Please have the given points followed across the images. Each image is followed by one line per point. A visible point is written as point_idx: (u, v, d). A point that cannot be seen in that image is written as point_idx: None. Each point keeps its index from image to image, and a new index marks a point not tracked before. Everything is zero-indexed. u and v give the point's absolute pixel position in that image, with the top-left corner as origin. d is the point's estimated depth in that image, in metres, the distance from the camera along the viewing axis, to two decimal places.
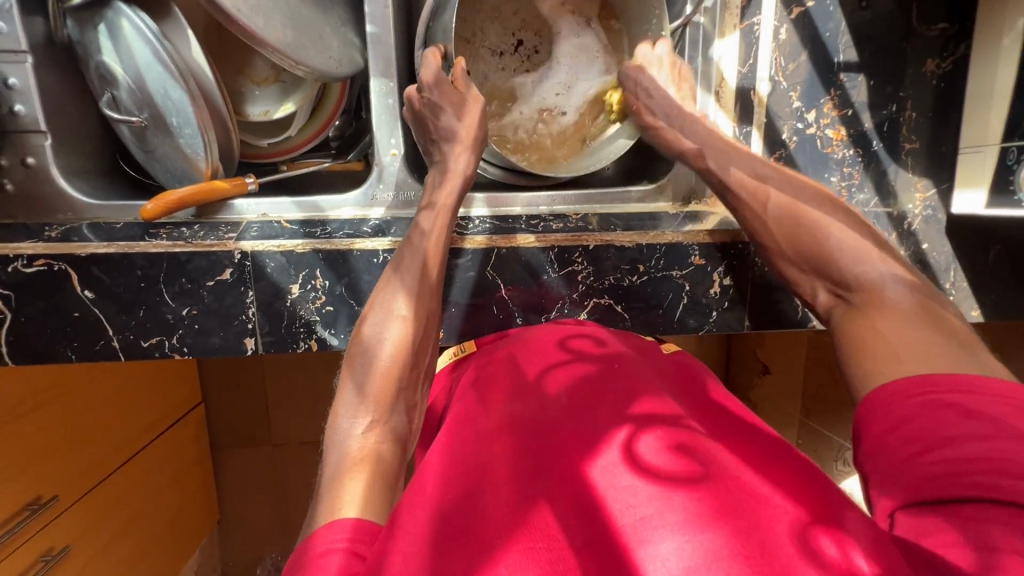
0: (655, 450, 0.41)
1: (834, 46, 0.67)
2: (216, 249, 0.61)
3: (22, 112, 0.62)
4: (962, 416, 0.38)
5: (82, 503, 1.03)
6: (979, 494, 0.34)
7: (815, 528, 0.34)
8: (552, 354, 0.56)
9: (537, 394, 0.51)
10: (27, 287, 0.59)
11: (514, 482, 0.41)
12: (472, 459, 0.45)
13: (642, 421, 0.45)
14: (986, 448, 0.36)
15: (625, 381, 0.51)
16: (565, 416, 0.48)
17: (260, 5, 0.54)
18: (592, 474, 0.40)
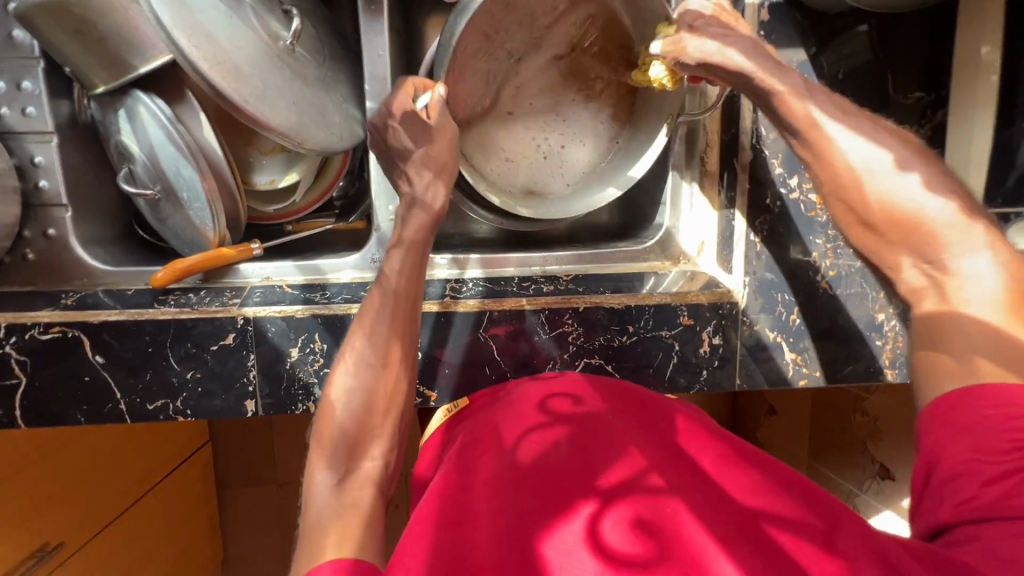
0: (624, 537, 0.42)
1: None
2: (221, 315, 0.64)
3: (46, 187, 0.66)
4: (1006, 434, 0.41)
5: (88, 548, 1.05)
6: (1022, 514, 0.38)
7: None
8: (534, 407, 0.56)
9: (517, 452, 0.52)
10: (42, 353, 0.62)
11: (489, 551, 0.42)
12: (449, 523, 0.45)
13: (617, 496, 0.45)
14: None
15: (605, 443, 0.51)
16: (545, 481, 0.48)
17: (266, 93, 0.58)
18: (566, 553, 0.41)
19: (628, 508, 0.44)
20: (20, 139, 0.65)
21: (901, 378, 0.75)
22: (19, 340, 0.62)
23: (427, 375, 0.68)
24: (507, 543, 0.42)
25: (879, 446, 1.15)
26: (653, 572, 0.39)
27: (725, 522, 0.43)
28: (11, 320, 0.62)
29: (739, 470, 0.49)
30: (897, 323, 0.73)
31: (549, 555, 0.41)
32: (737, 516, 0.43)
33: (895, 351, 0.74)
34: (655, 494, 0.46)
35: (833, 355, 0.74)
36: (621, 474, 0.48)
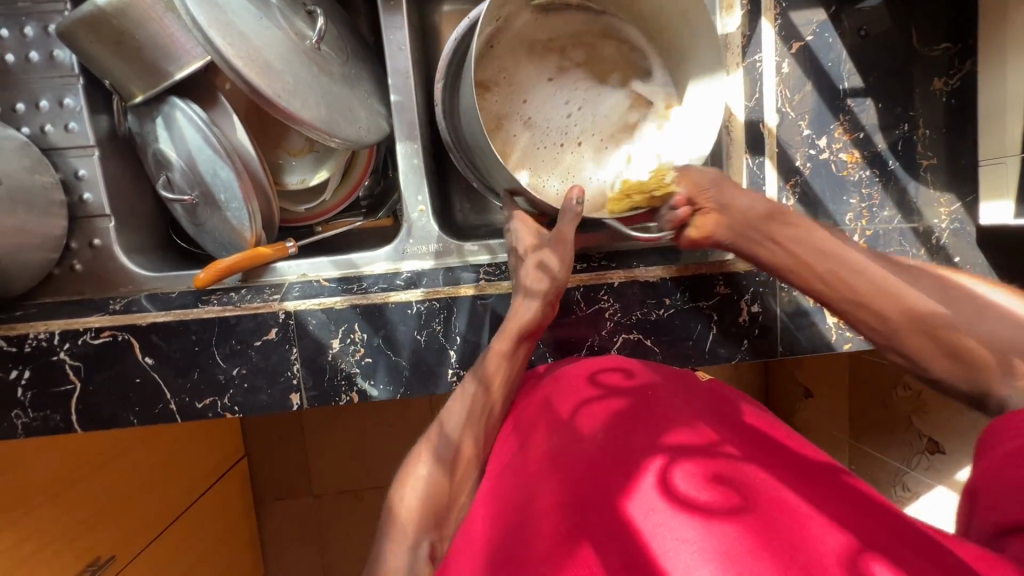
0: (692, 480, 0.41)
1: (837, 74, 0.68)
2: (263, 310, 0.65)
3: (90, 199, 0.69)
4: None
5: (137, 563, 1.06)
6: None
7: (864, 549, 0.33)
8: (584, 381, 0.55)
9: (573, 427, 0.50)
10: (95, 358, 0.64)
11: (562, 523, 0.40)
12: (512, 501, 0.43)
13: (689, 459, 0.43)
14: None
15: (667, 412, 0.50)
16: (607, 453, 0.46)
17: (296, 88, 0.60)
18: (641, 515, 0.39)
19: (702, 468, 0.42)
20: (64, 154, 0.68)
21: None
22: (72, 346, 0.63)
23: (466, 360, 0.68)
24: (577, 513, 0.40)
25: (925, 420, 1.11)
26: (745, 528, 0.36)
27: (807, 486, 0.40)
28: (64, 326, 0.63)
29: (791, 437, 0.49)
30: None
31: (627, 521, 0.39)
32: (817, 482, 0.41)
33: None
34: (728, 459, 0.43)
35: None
36: (687, 440, 0.46)
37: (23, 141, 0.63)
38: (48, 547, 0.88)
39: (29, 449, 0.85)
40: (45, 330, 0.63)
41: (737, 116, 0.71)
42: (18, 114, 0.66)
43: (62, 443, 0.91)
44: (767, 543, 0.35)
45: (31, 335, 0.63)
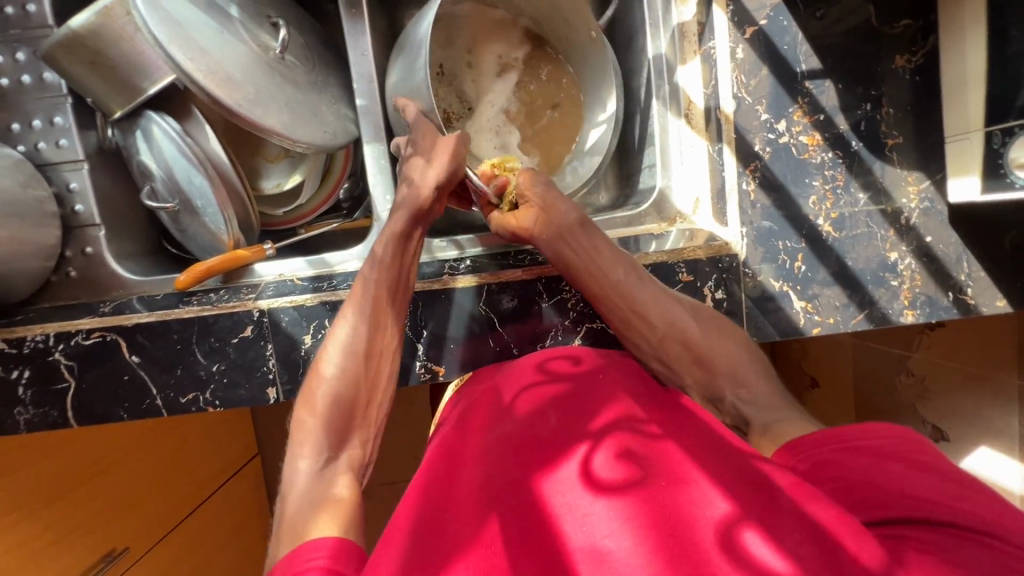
0: (607, 459, 0.43)
1: (794, 57, 0.68)
2: (238, 309, 0.69)
3: (81, 210, 0.74)
4: (879, 457, 0.42)
5: (154, 553, 1.12)
6: (914, 517, 0.39)
7: (742, 516, 0.36)
8: (532, 369, 0.58)
9: (512, 409, 0.53)
10: (87, 357, 0.68)
11: (477, 496, 0.43)
12: (442, 479, 0.47)
13: (607, 437, 0.45)
14: (914, 471, 0.41)
15: (601, 396, 0.52)
16: (536, 434, 0.49)
17: (258, 97, 0.63)
18: (552, 492, 0.41)
19: (618, 444, 0.45)
20: (57, 169, 0.73)
21: (925, 319, 0.72)
22: (66, 347, 0.68)
23: (434, 352, 0.70)
24: (492, 486, 0.44)
25: (928, 407, 1.08)
26: (637, 499, 0.39)
27: (714, 459, 0.42)
28: (58, 329, 0.68)
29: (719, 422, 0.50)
30: (912, 260, 0.71)
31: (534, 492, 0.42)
32: (727, 455, 0.43)
33: (915, 291, 0.71)
34: (646, 437, 0.46)
35: (846, 300, 0.71)
36: (613, 420, 0.48)
37: (17, 159, 0.68)
38: (61, 540, 0.93)
39: (43, 443, 0.91)
40: (41, 332, 0.68)
41: (696, 103, 0.75)
42: (15, 133, 0.71)
43: (76, 439, 0.97)
44: (653, 511, 0.37)
45: (29, 337, 0.68)
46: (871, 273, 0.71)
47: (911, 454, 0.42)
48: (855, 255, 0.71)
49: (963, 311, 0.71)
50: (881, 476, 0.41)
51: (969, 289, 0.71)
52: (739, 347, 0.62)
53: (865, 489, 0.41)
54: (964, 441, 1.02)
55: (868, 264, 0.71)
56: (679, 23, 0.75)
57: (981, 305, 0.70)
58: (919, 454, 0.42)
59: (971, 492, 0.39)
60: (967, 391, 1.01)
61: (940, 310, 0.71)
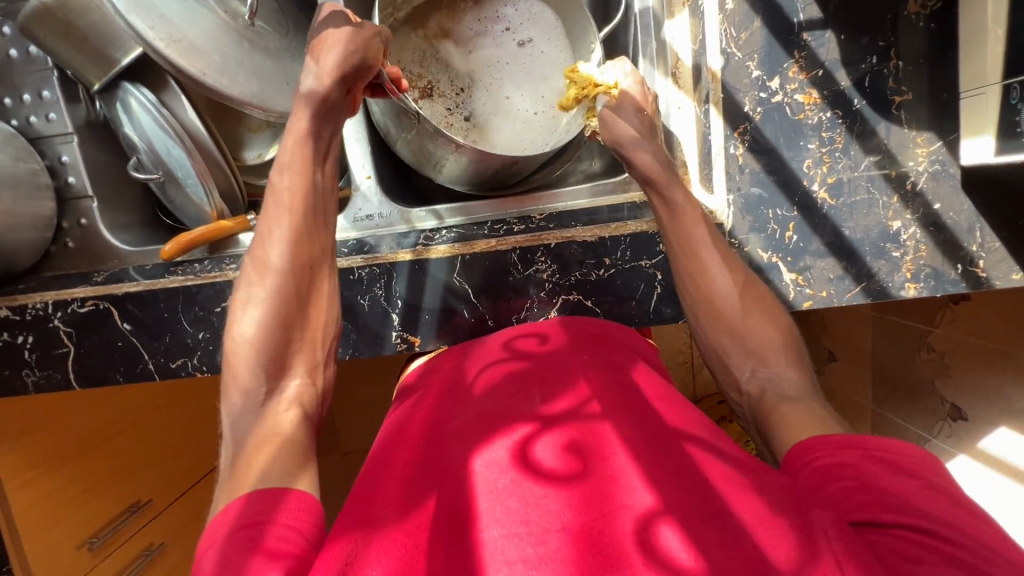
0: (547, 447, 0.43)
1: (790, 6, 0.62)
2: (219, 279, 0.70)
3: (74, 183, 0.76)
4: (898, 472, 0.41)
5: (174, 506, 1.20)
6: (914, 525, 0.37)
7: (662, 513, 0.35)
8: (501, 349, 0.59)
9: (468, 391, 0.55)
10: (83, 324, 0.72)
11: (419, 477, 0.45)
12: (390, 456, 0.49)
13: (552, 420, 0.46)
14: (929, 493, 0.39)
15: (557, 376, 0.53)
16: (486, 414, 0.49)
17: (224, 66, 0.62)
18: (485, 474, 0.42)
19: (561, 429, 0.45)
20: (50, 142, 0.75)
21: (929, 293, 0.67)
22: (64, 314, 0.72)
23: (409, 322, 0.70)
24: (434, 467, 0.45)
25: (948, 384, 1.02)
26: (567, 486, 0.39)
27: (649, 442, 0.42)
28: (56, 297, 0.72)
29: (673, 408, 0.48)
30: (916, 229, 0.66)
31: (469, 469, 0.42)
32: (663, 438, 0.43)
33: (919, 263, 0.67)
34: (589, 419, 0.46)
35: (841, 272, 0.67)
36: (564, 401, 0.48)
37: (9, 133, 0.70)
38: (88, 492, 1.01)
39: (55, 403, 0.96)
40: (41, 300, 0.72)
41: (684, 61, 0.69)
42: (8, 108, 0.74)
43: (94, 398, 1.03)
44: (578, 499, 0.38)
45: (30, 305, 0.72)
46: (870, 243, 0.66)
47: (923, 473, 0.41)
48: (853, 223, 0.66)
49: (973, 284, 0.66)
50: (890, 484, 0.40)
51: (980, 261, 0.65)
52: (774, 331, 0.59)
53: (863, 492, 0.40)
54: (983, 421, 0.97)
55: (867, 233, 0.66)
56: None
57: (993, 278, 0.65)
58: (937, 483, 0.40)
59: (958, 510, 0.38)
60: (988, 368, 0.94)
61: (947, 283, 0.66)
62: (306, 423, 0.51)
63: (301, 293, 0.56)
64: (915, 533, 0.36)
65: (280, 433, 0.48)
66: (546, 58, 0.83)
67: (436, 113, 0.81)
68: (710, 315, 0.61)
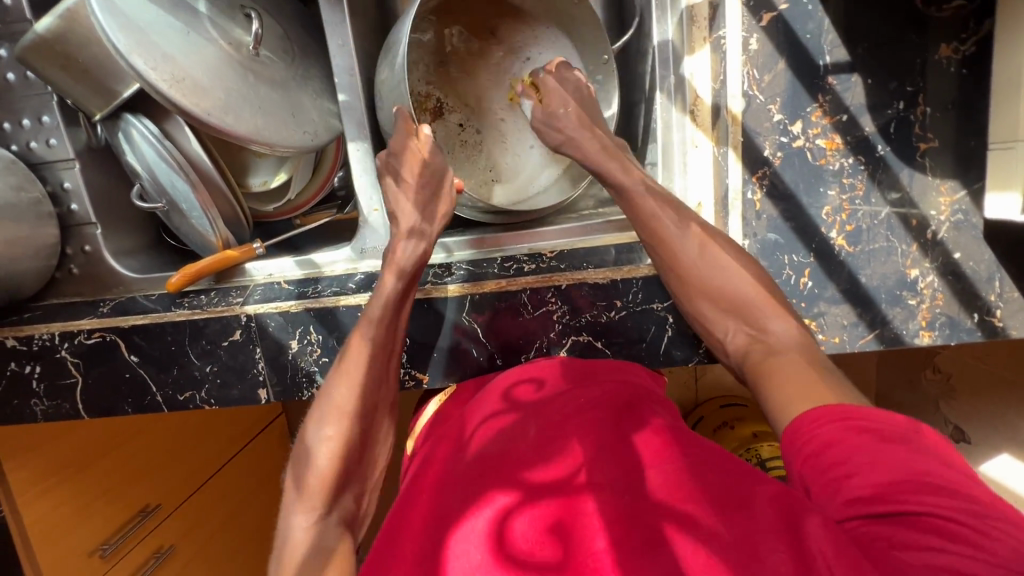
0: (525, 526, 0.44)
1: (817, 47, 0.60)
2: (226, 313, 0.70)
3: (77, 209, 0.75)
4: (882, 440, 0.40)
5: (182, 509, 1.22)
6: (913, 509, 0.35)
7: None
8: (497, 400, 0.60)
9: (466, 450, 0.56)
10: (90, 355, 0.72)
11: (415, 537, 0.47)
12: (401, 515, 0.50)
13: (538, 493, 0.47)
14: (920, 462, 0.38)
15: (550, 433, 0.54)
16: (473, 480, 0.50)
17: (229, 103, 0.60)
18: (464, 552, 0.43)
19: (540, 506, 0.46)
20: (51, 168, 0.74)
21: (943, 341, 0.66)
22: (70, 345, 0.72)
23: (417, 360, 0.70)
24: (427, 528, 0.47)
25: (954, 408, 1.02)
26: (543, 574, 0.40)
27: (627, 525, 0.42)
28: (62, 328, 0.71)
29: (664, 469, 0.48)
30: (934, 278, 0.65)
31: (452, 547, 0.44)
32: (645, 518, 0.43)
33: (934, 311, 0.66)
34: (575, 489, 0.47)
35: (855, 318, 0.66)
36: (553, 470, 0.49)
37: (10, 161, 0.68)
38: (95, 502, 1.02)
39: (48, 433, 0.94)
40: (47, 331, 0.71)
41: (704, 99, 0.65)
42: (7, 133, 0.72)
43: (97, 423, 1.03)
44: None
45: (37, 336, 0.72)
46: (886, 291, 0.65)
47: (906, 437, 0.40)
48: (870, 271, 0.65)
49: (989, 334, 0.65)
50: (875, 458, 0.39)
51: (998, 310, 0.64)
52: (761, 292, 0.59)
53: (848, 481, 0.39)
54: (986, 448, 0.97)
55: (884, 281, 0.65)
56: (688, 5, 0.65)
57: (1010, 328, 0.64)
58: (925, 447, 0.39)
59: (949, 471, 0.37)
60: (995, 397, 0.94)
61: (962, 332, 0.66)
62: (344, 525, 0.54)
63: (351, 410, 0.60)
64: (914, 518, 0.35)
65: (319, 535, 0.52)
66: None
67: (449, 132, 0.80)
68: (681, 284, 0.62)
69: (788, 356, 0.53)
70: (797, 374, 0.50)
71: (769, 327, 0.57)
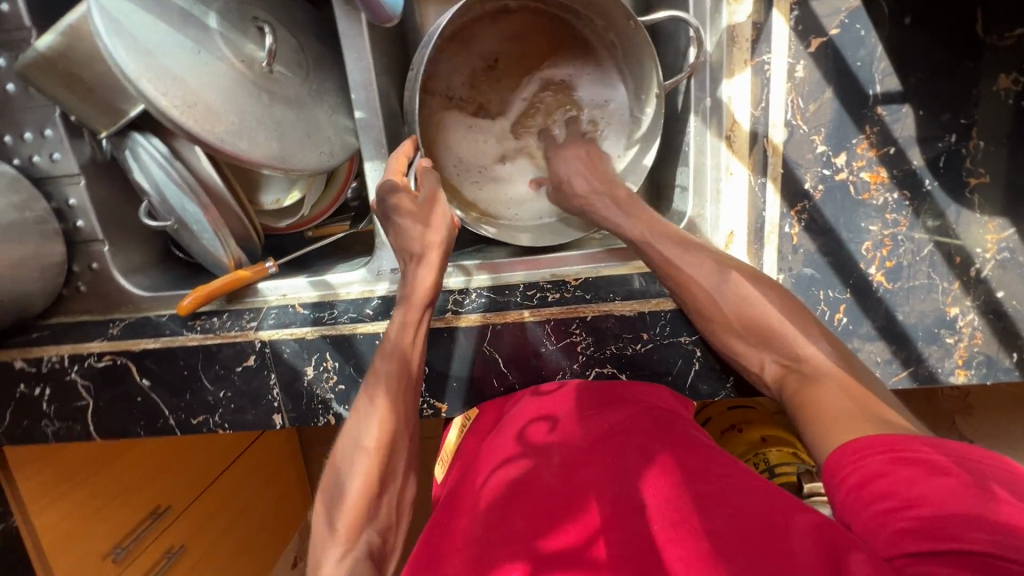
0: None
1: (867, 76, 0.57)
2: (240, 339, 0.68)
3: (83, 226, 0.72)
4: (931, 470, 0.35)
5: (193, 507, 1.16)
6: (965, 546, 0.30)
7: None
8: (512, 445, 0.59)
9: (483, 505, 0.55)
10: (101, 378, 0.70)
11: None
12: (434, 542, 0.52)
13: (549, 561, 0.46)
14: (975, 493, 0.33)
15: (565, 486, 0.53)
16: (491, 540, 0.49)
17: (243, 127, 0.57)
18: None
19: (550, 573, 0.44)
20: (56, 183, 0.71)
21: (980, 380, 0.64)
22: (81, 368, 0.70)
23: (436, 389, 0.68)
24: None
25: None
26: None
27: None
28: (71, 350, 0.69)
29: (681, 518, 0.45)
30: (975, 316, 0.62)
31: None
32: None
33: (972, 349, 0.63)
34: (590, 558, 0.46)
35: (889, 355, 0.63)
36: (567, 536, 0.48)
37: (12, 177, 0.66)
38: (106, 507, 0.96)
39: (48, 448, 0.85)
40: (56, 353, 0.70)
41: (742, 124, 0.62)
42: (9, 146, 0.69)
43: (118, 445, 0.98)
44: None
45: (46, 358, 0.70)
46: (923, 328, 0.63)
47: (960, 468, 0.35)
48: (908, 308, 0.62)
49: None
50: (921, 490, 0.34)
51: None
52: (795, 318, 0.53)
53: (896, 514, 0.35)
54: None
55: (922, 318, 0.62)
56: (729, 25, 0.61)
57: None
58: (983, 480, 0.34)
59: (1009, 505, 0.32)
60: None
61: (1000, 371, 0.63)
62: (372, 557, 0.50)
63: (371, 438, 0.56)
64: (966, 557, 0.30)
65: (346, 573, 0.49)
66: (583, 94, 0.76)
67: (486, 141, 0.76)
68: (698, 314, 0.59)
69: (823, 385, 0.48)
70: (834, 408, 0.45)
71: (803, 352, 0.51)
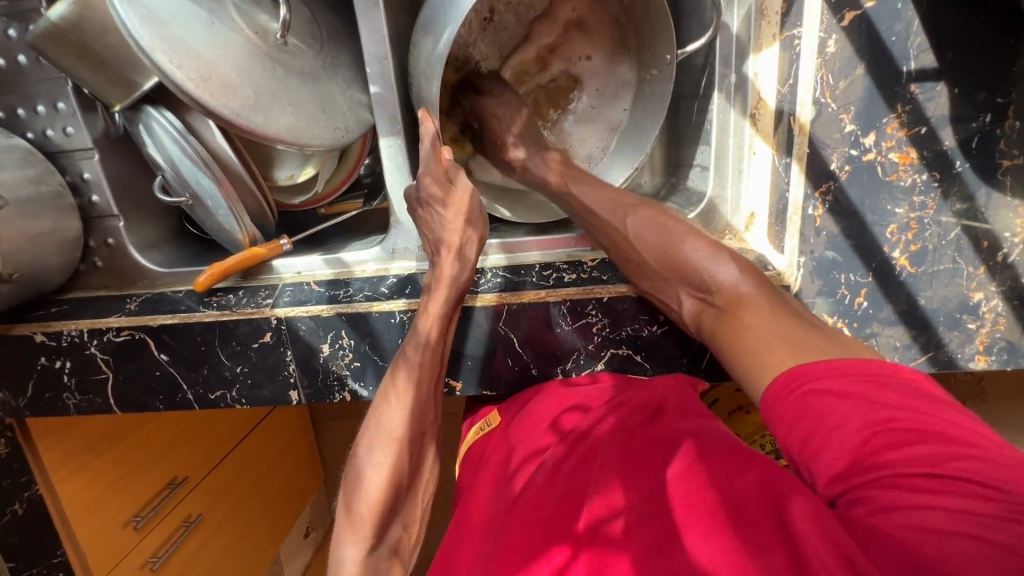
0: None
1: (902, 51, 0.54)
2: (256, 316, 0.68)
3: (98, 201, 0.72)
4: (839, 398, 0.39)
5: (210, 477, 1.19)
6: (912, 468, 0.34)
7: None
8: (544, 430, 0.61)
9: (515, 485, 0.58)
10: (120, 352, 0.71)
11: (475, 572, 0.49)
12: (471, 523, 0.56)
13: (585, 539, 0.47)
14: (894, 410, 0.37)
15: (593, 467, 0.54)
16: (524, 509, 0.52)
17: (258, 102, 0.56)
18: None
19: (591, 549, 0.45)
20: (70, 157, 0.70)
21: (1000, 366, 0.63)
22: (100, 342, 0.71)
23: (451, 368, 0.68)
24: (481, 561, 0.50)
25: None
26: None
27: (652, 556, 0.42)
28: (90, 325, 0.70)
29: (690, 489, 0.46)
30: (998, 302, 0.61)
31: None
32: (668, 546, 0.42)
33: (994, 335, 0.62)
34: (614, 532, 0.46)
35: (909, 340, 0.63)
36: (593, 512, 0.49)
37: (26, 150, 0.65)
38: (127, 476, 0.98)
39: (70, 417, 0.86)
40: (75, 328, 0.70)
41: (768, 101, 0.64)
42: (22, 119, 0.68)
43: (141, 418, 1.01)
44: None
45: (65, 332, 0.70)
46: (945, 314, 0.62)
47: (868, 389, 0.39)
48: (930, 293, 0.61)
49: None
50: (844, 419, 0.38)
51: None
52: (714, 255, 0.56)
53: (828, 453, 0.38)
54: None
55: (944, 304, 0.61)
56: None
57: None
58: (887, 390, 0.39)
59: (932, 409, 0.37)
60: None
61: (1021, 358, 0.62)
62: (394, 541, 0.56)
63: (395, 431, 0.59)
64: (917, 478, 0.34)
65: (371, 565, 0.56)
66: (603, 68, 0.74)
67: None
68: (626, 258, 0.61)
69: (741, 313, 0.51)
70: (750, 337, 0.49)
71: (717, 283, 0.54)
